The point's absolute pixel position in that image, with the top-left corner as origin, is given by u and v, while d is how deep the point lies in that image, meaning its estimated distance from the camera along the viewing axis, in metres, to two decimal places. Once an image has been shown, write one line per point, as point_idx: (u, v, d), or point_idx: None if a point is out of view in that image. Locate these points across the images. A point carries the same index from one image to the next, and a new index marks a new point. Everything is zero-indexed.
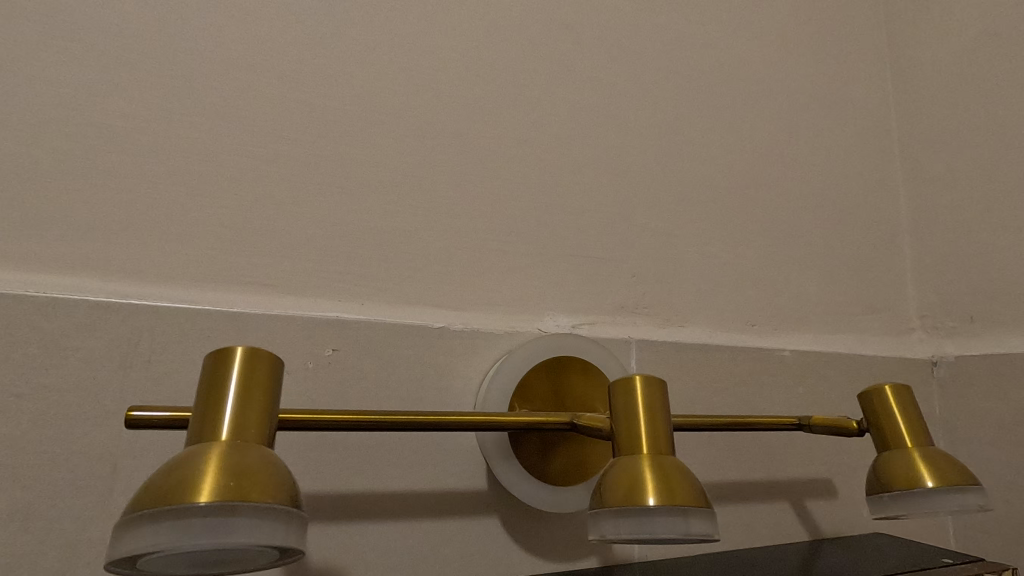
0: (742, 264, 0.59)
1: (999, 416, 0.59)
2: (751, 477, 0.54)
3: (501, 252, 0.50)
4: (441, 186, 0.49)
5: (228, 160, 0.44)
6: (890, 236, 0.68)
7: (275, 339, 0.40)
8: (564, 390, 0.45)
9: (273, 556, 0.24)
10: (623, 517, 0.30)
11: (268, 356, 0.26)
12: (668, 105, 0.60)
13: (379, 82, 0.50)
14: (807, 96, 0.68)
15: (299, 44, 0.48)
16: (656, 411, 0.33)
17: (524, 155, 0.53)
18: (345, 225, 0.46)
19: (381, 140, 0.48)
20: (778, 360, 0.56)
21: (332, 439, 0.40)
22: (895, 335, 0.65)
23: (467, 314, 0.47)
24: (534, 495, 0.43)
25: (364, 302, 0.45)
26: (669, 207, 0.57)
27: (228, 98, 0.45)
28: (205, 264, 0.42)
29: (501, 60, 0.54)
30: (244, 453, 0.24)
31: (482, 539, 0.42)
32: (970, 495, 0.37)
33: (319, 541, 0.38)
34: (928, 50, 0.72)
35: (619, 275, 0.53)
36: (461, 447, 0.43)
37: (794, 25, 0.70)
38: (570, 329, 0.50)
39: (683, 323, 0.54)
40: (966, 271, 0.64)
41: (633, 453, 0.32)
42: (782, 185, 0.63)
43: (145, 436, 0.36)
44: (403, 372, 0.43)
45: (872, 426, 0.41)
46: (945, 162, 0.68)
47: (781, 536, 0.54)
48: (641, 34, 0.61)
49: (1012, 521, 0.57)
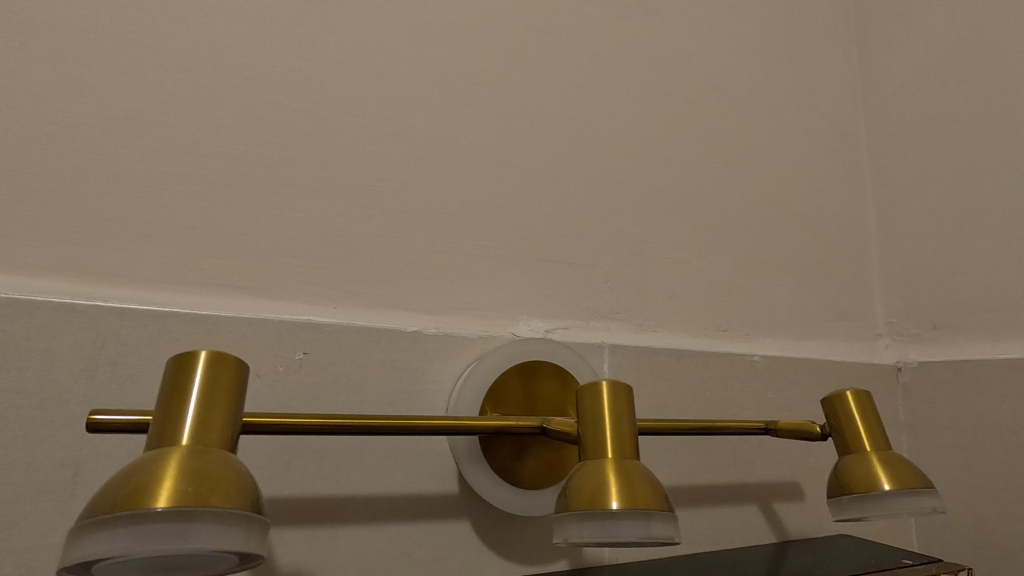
0: (714, 270, 0.60)
1: (958, 419, 0.61)
2: (720, 480, 0.55)
3: (477, 257, 0.50)
4: (418, 190, 0.49)
5: (201, 161, 0.44)
6: (859, 245, 0.70)
7: (245, 342, 0.40)
8: (536, 394, 0.45)
9: (233, 561, 0.24)
10: (587, 520, 0.30)
11: (232, 361, 0.26)
12: (643, 112, 0.61)
13: (356, 85, 0.50)
14: (780, 107, 0.69)
15: (274, 45, 0.48)
16: (622, 415, 0.33)
17: (499, 159, 0.53)
18: (319, 227, 0.46)
19: (357, 143, 0.49)
20: (748, 364, 0.58)
21: (302, 444, 0.40)
22: (862, 341, 0.67)
23: (442, 317, 0.47)
24: (505, 499, 0.43)
25: (338, 306, 0.45)
26: (643, 213, 0.58)
27: (201, 98, 0.45)
28: (175, 265, 0.41)
29: (479, 65, 0.55)
30: (205, 459, 0.23)
31: (453, 542, 0.42)
32: (926, 497, 0.38)
33: (287, 546, 0.38)
34: (895, 65, 0.74)
35: (593, 280, 0.54)
36: (432, 451, 0.43)
37: (768, 35, 0.72)
38: (544, 334, 0.50)
39: (656, 328, 0.55)
40: (930, 279, 0.66)
41: (599, 457, 0.32)
42: (754, 193, 0.65)
43: (108, 440, 0.36)
44: (375, 376, 0.43)
45: (834, 431, 0.43)
46: (911, 173, 0.70)
47: (749, 538, 0.55)
48: (618, 43, 0.62)
49: (971, 522, 0.59)
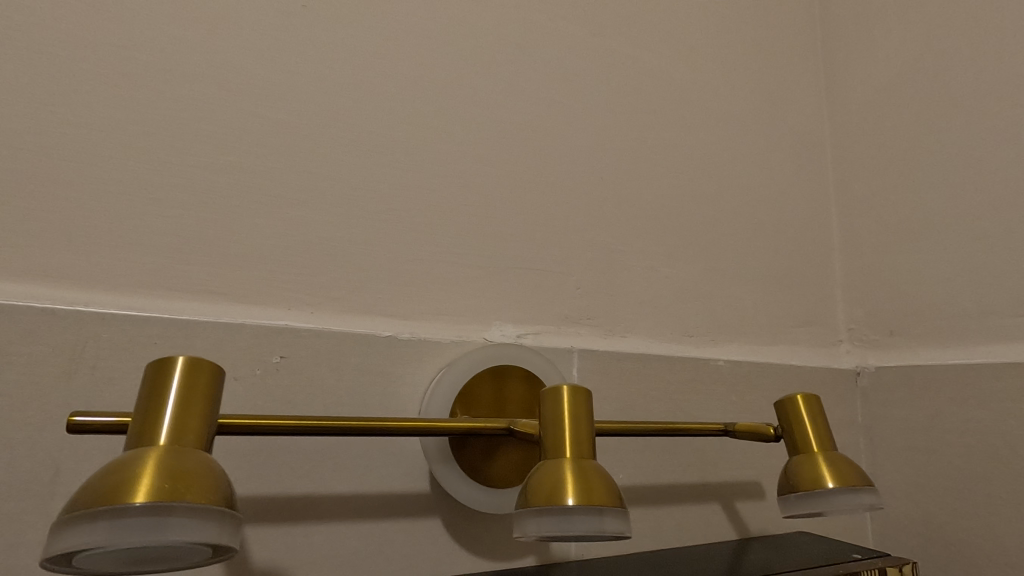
0: (682, 278, 0.62)
1: (910, 421, 0.64)
2: (685, 479, 0.57)
3: (452, 264, 0.52)
4: (395, 200, 0.51)
5: (181, 170, 0.45)
6: (822, 254, 0.74)
7: (222, 345, 0.42)
8: (505, 396, 0.47)
9: (206, 554, 0.25)
10: (545, 516, 0.32)
11: (209, 365, 0.28)
12: (614, 124, 0.63)
13: (334, 97, 0.51)
14: (747, 121, 0.72)
15: (252, 57, 0.49)
16: (581, 417, 0.35)
17: (474, 169, 0.55)
18: (299, 235, 0.47)
19: (336, 154, 0.50)
20: (713, 368, 0.60)
21: (278, 444, 0.42)
22: (824, 347, 0.70)
23: (417, 322, 0.49)
24: (474, 497, 0.45)
25: (315, 310, 0.46)
26: (614, 221, 0.60)
27: (181, 108, 0.46)
28: (155, 271, 0.43)
29: (455, 77, 0.57)
30: (181, 457, 0.25)
31: (424, 539, 0.44)
32: (864, 495, 0.41)
33: (262, 543, 0.40)
34: (858, 80, 0.77)
35: (565, 287, 0.56)
36: (404, 452, 0.45)
37: (737, 50, 0.75)
38: (516, 339, 0.52)
39: (625, 334, 0.58)
40: (887, 288, 0.69)
41: (558, 457, 0.34)
42: (721, 203, 0.67)
43: (88, 440, 0.37)
44: (350, 379, 0.44)
45: (785, 432, 0.45)
46: (870, 185, 0.73)
47: (711, 535, 0.57)
48: (590, 57, 0.64)
49: (921, 519, 0.62)
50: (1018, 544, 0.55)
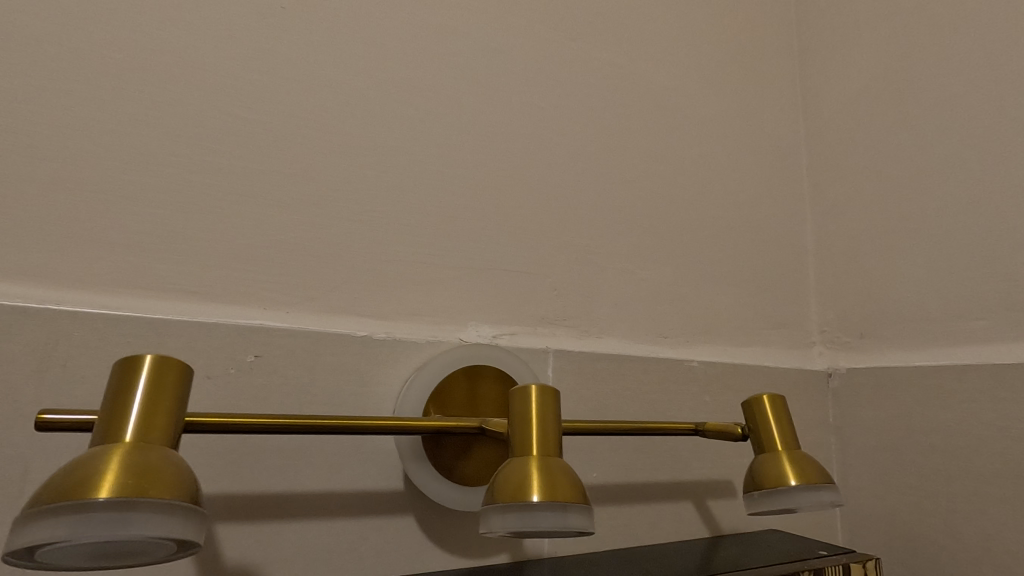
0: (657, 280, 0.64)
1: (879, 422, 0.66)
2: (658, 478, 0.58)
3: (428, 265, 0.53)
4: (372, 201, 0.52)
5: (157, 169, 0.45)
6: (796, 257, 0.75)
7: (196, 345, 0.42)
8: (479, 396, 0.48)
9: (171, 549, 0.26)
10: (510, 512, 0.33)
11: (177, 364, 0.28)
12: (591, 128, 0.64)
13: (311, 99, 0.52)
14: (723, 126, 0.74)
15: (229, 57, 0.50)
16: (548, 415, 0.36)
17: (452, 172, 0.56)
18: (275, 236, 0.48)
19: (313, 155, 0.51)
20: (687, 369, 0.61)
21: (251, 443, 0.42)
22: (797, 349, 0.72)
23: (392, 322, 0.50)
24: (447, 496, 0.45)
25: (290, 310, 0.47)
26: (591, 224, 0.61)
27: (156, 107, 0.46)
28: (128, 270, 0.43)
29: (433, 80, 0.57)
30: (147, 453, 0.25)
31: (397, 537, 0.45)
32: (825, 492, 0.42)
33: (235, 540, 0.40)
34: (832, 87, 0.79)
35: (541, 289, 0.57)
36: (378, 450, 0.46)
37: (714, 56, 0.76)
38: (491, 339, 0.53)
39: (600, 335, 0.59)
40: (858, 292, 0.71)
41: (525, 454, 0.35)
42: (697, 206, 0.69)
43: (58, 438, 0.37)
44: (324, 378, 0.45)
45: (752, 431, 0.46)
46: (843, 191, 0.75)
47: (683, 533, 0.58)
48: (568, 61, 0.65)
49: (888, 517, 0.64)
50: (978, 541, 0.56)
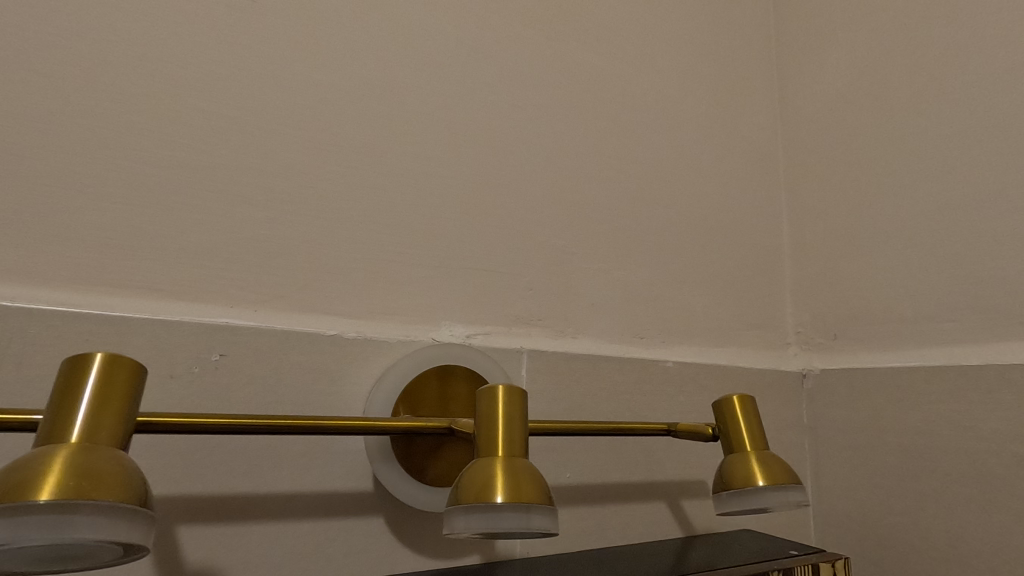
0: (633, 280, 0.64)
1: (851, 422, 0.66)
2: (632, 478, 0.59)
3: (401, 263, 0.52)
4: (344, 198, 0.51)
5: (120, 163, 0.44)
6: (772, 259, 0.76)
7: (158, 343, 0.41)
8: (450, 396, 0.47)
9: (117, 552, 0.25)
10: (473, 513, 0.32)
11: (129, 362, 0.28)
12: (568, 128, 0.64)
13: (282, 94, 0.51)
14: (701, 128, 0.74)
15: (197, 51, 0.49)
16: (515, 416, 0.36)
17: (426, 170, 0.55)
18: (243, 233, 0.47)
19: (284, 151, 0.50)
20: (662, 369, 0.61)
21: (215, 443, 0.41)
22: (772, 350, 0.72)
23: (363, 321, 0.49)
24: (416, 497, 0.45)
25: (258, 308, 0.46)
26: (567, 224, 0.61)
27: (119, 100, 0.45)
28: (88, 266, 0.42)
29: (408, 78, 0.57)
30: (93, 454, 0.25)
31: (365, 538, 0.44)
32: (791, 492, 0.42)
33: (196, 542, 0.39)
34: (808, 91, 0.80)
35: (516, 288, 0.57)
36: (347, 451, 0.45)
37: (692, 58, 0.76)
38: (465, 339, 0.53)
39: (575, 335, 0.58)
40: (831, 293, 0.72)
41: (490, 455, 0.35)
42: (673, 207, 0.69)
43: (11, 438, 0.36)
44: (292, 377, 0.44)
45: (722, 432, 0.46)
46: (818, 193, 0.76)
47: (657, 532, 0.59)
48: (546, 61, 0.65)
49: (859, 517, 0.64)
50: (945, 539, 0.57)
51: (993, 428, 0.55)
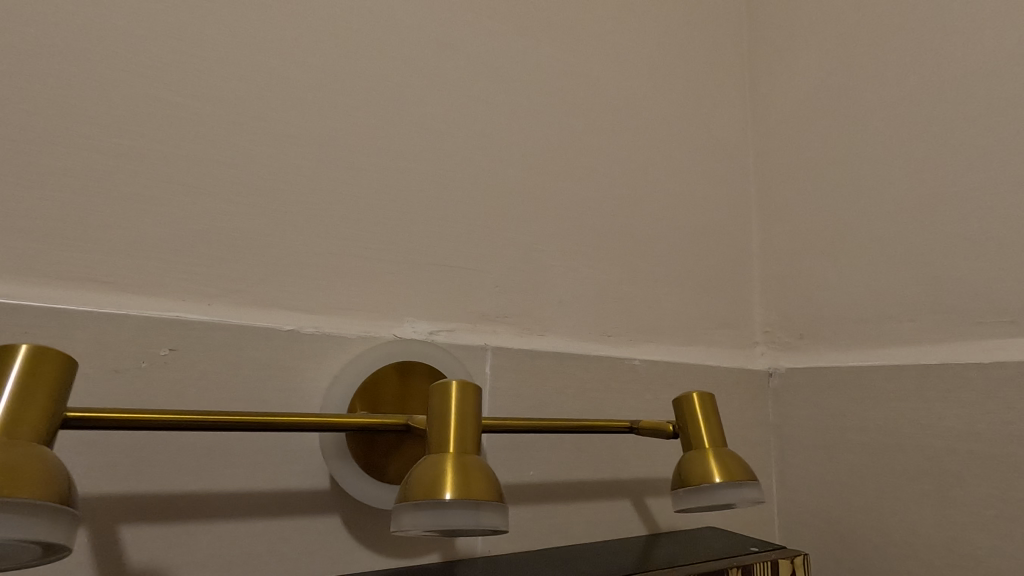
0: (601, 279, 0.64)
1: (815, 420, 0.67)
2: (597, 476, 0.58)
3: (364, 259, 0.51)
4: (306, 191, 0.50)
5: (67, 151, 0.43)
6: (742, 260, 0.77)
7: (105, 337, 0.40)
8: (409, 392, 0.47)
9: (37, 552, 0.24)
10: (422, 510, 0.32)
11: (58, 355, 0.27)
12: (537, 124, 0.64)
13: (242, 83, 0.50)
14: (672, 127, 0.74)
15: (154, 37, 0.47)
16: (467, 412, 0.35)
17: (392, 163, 0.55)
18: (198, 225, 0.46)
19: (243, 142, 0.49)
20: (629, 368, 0.61)
21: (163, 440, 0.40)
22: (740, 349, 0.73)
23: (323, 317, 0.48)
24: (373, 495, 0.44)
25: (213, 303, 0.45)
26: (535, 221, 0.61)
27: (68, 86, 0.44)
28: (32, 257, 0.40)
29: (375, 71, 0.56)
30: (13, 449, 0.24)
31: (320, 538, 0.43)
32: (747, 489, 0.42)
33: (142, 542, 0.38)
34: (778, 92, 0.80)
35: (482, 285, 0.56)
36: (303, 449, 0.44)
37: (664, 57, 0.77)
38: (428, 335, 0.52)
39: (542, 333, 0.58)
40: (798, 293, 0.73)
41: (441, 452, 0.34)
42: (644, 206, 0.69)
43: None
44: (247, 374, 0.43)
45: (682, 430, 0.47)
46: (787, 194, 0.76)
47: (621, 531, 0.59)
48: (516, 58, 0.65)
49: (822, 514, 0.65)
50: (902, 536, 0.58)
51: (948, 426, 0.56)
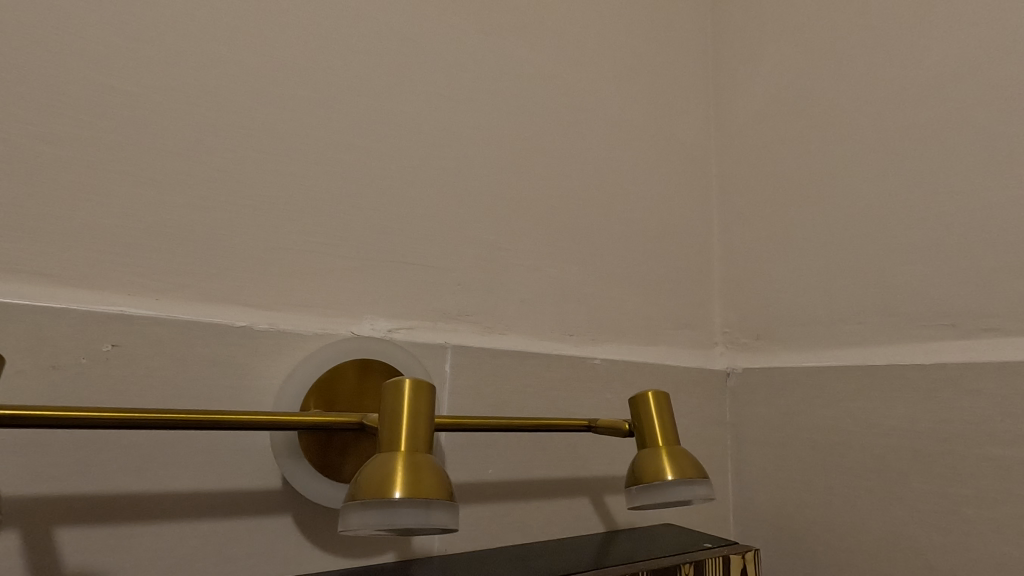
0: (564, 278, 0.64)
1: (769, 418, 0.69)
2: (557, 474, 0.59)
3: (322, 254, 0.51)
4: (263, 185, 0.49)
5: (6, 137, 0.41)
6: (703, 262, 0.78)
7: (43, 332, 0.38)
8: (365, 390, 0.46)
9: None
10: (370, 510, 0.32)
11: None
12: (501, 124, 0.64)
13: (196, 73, 0.48)
14: (636, 130, 0.75)
15: (102, 23, 0.46)
16: (420, 410, 0.35)
17: (352, 159, 0.54)
18: (147, 217, 0.44)
19: (195, 133, 0.47)
20: (589, 367, 0.61)
21: (105, 439, 0.39)
22: (699, 349, 0.75)
23: (278, 313, 0.47)
24: (326, 495, 0.44)
25: (162, 298, 0.44)
26: (498, 219, 0.61)
27: (8, 70, 0.42)
28: None
29: (336, 64, 0.55)
30: None
31: (271, 538, 0.43)
32: (698, 487, 0.43)
33: (79, 544, 0.37)
34: (740, 99, 0.82)
35: (443, 283, 0.56)
36: (253, 448, 0.43)
37: (630, 61, 0.78)
38: (386, 333, 0.51)
39: (503, 331, 0.58)
40: (755, 295, 0.75)
41: (392, 450, 0.34)
42: (606, 207, 0.70)
43: None
44: (195, 371, 0.42)
45: (637, 428, 0.47)
46: (747, 198, 0.78)
47: (579, 528, 0.59)
48: (482, 57, 0.65)
49: (774, 509, 0.67)
50: (848, 530, 0.60)
51: (891, 424, 0.58)
